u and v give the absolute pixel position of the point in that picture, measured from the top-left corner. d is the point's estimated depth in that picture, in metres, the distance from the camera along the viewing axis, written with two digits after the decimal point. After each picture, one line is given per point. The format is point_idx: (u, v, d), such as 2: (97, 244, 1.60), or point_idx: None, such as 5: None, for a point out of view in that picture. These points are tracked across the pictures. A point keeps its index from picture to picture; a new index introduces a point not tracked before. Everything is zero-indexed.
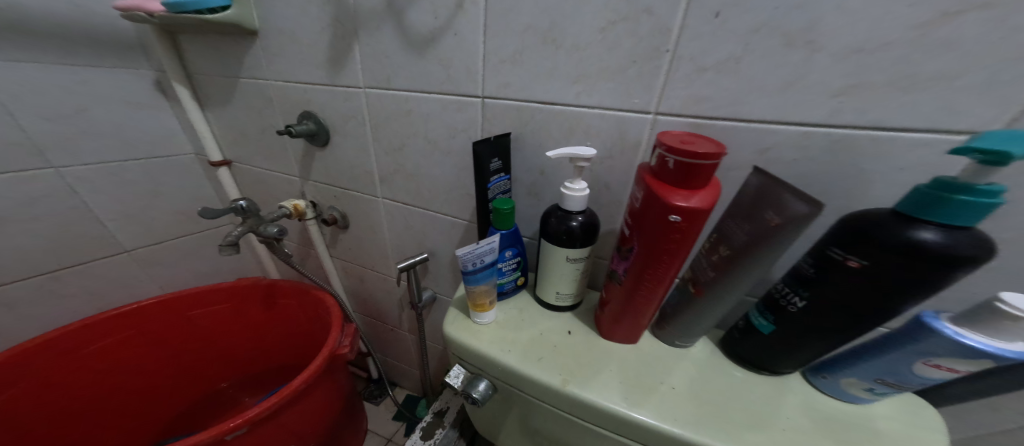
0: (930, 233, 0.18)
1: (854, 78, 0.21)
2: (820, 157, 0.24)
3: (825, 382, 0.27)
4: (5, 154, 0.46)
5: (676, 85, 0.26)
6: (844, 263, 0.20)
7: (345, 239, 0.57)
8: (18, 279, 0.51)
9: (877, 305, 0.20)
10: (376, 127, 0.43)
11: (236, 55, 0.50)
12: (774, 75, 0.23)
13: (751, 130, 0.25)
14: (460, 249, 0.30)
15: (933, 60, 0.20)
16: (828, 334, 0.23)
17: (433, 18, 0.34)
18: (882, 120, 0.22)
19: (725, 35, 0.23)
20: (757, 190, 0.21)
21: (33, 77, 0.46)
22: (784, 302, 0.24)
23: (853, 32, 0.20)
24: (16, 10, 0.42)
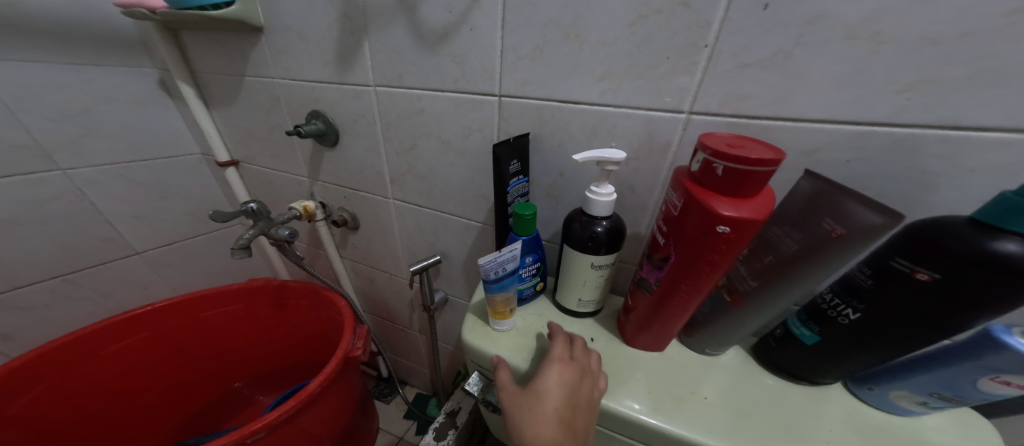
0: (1013, 244, 0.17)
1: (924, 72, 0.20)
2: (872, 159, 0.23)
3: (871, 393, 0.26)
4: (12, 156, 0.45)
5: (714, 82, 0.25)
6: (912, 276, 0.19)
7: (355, 240, 0.57)
8: (30, 283, 0.51)
9: (941, 320, 0.19)
10: (387, 126, 0.42)
11: (241, 52, 0.48)
12: (826, 70, 0.22)
13: (795, 130, 0.24)
14: (482, 258, 0.29)
15: (1017, 52, 0.18)
16: (879, 346, 0.22)
17: (448, 12, 0.32)
18: (947, 118, 0.20)
19: (773, 28, 0.22)
20: (811, 193, 0.21)
21: (38, 77, 0.45)
22: (832, 313, 0.24)
23: (922, 22, 0.19)
24: (18, 7, 0.41)
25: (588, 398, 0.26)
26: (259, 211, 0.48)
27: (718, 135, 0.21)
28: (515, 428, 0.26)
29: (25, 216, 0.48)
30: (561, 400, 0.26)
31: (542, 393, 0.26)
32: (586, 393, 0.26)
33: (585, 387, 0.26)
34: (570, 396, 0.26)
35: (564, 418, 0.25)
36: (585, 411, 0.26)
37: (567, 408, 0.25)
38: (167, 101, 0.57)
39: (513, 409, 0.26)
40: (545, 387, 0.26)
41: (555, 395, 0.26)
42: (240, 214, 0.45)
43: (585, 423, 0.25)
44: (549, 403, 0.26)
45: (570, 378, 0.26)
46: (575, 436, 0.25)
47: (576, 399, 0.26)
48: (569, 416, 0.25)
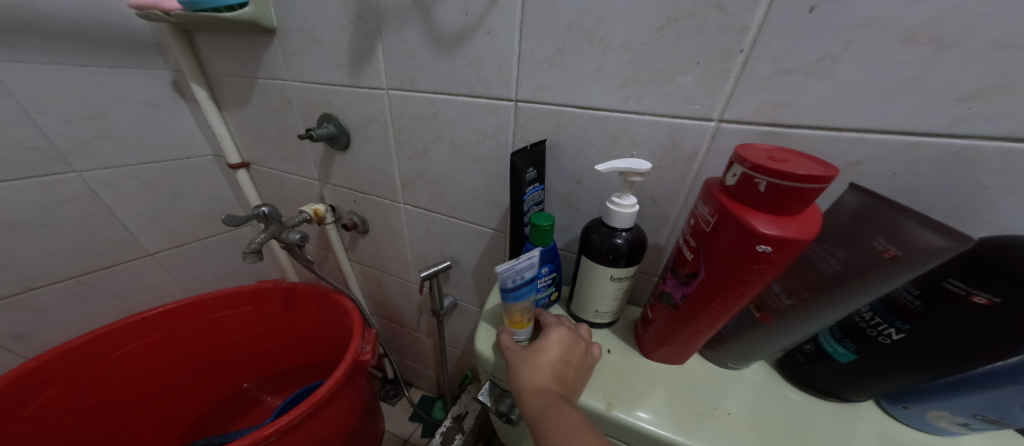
0: None
1: (992, 80, 0.18)
2: (922, 172, 0.22)
3: (906, 412, 0.24)
4: (29, 159, 0.46)
5: (749, 89, 0.24)
6: (968, 299, 0.18)
7: (365, 244, 0.56)
8: (46, 284, 0.51)
9: (994, 345, 0.18)
10: (398, 130, 0.41)
11: (254, 54, 0.48)
12: (877, 77, 0.21)
13: (838, 140, 0.23)
14: (499, 266, 0.27)
15: None
16: (923, 370, 0.21)
17: (465, 15, 0.32)
18: (1002, 128, 0.19)
19: (822, 30, 0.21)
20: (858, 211, 0.20)
21: (53, 79, 0.45)
22: (872, 332, 0.22)
23: (995, 24, 0.18)
24: (37, 9, 0.42)
25: (581, 358, 0.27)
26: (271, 215, 0.48)
27: (759, 148, 0.20)
28: (511, 377, 0.28)
29: (42, 217, 0.48)
30: (556, 354, 0.27)
31: (540, 347, 0.28)
32: (581, 356, 0.28)
33: (580, 349, 0.28)
34: (565, 351, 0.27)
35: (557, 370, 0.26)
36: (578, 369, 0.27)
37: (560, 359, 0.27)
38: (180, 102, 0.57)
39: (513, 361, 0.29)
40: (543, 342, 0.28)
41: (551, 349, 0.27)
42: (252, 218, 0.45)
43: (577, 380, 0.26)
44: (544, 356, 0.27)
45: (567, 338, 0.28)
46: (565, 386, 0.26)
47: (570, 356, 0.27)
48: (562, 370, 0.26)
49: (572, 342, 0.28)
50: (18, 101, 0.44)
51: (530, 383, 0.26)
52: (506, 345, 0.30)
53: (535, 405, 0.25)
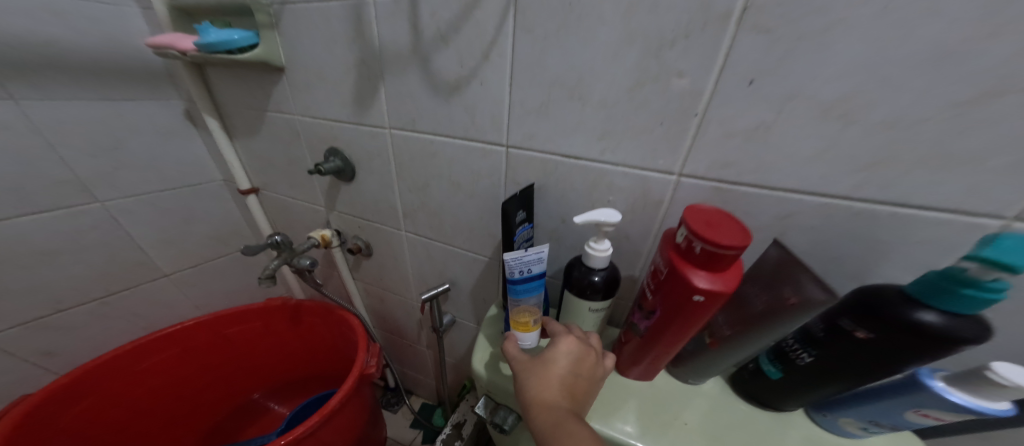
0: (931, 315, 0.20)
1: (883, 153, 0.23)
2: (838, 225, 0.26)
3: (825, 418, 0.28)
4: (56, 191, 0.49)
5: (703, 148, 0.28)
6: (853, 333, 0.22)
7: (368, 266, 0.60)
8: (72, 307, 0.54)
9: (875, 367, 0.22)
10: (400, 166, 0.45)
11: (265, 90, 0.52)
12: (804, 143, 0.25)
13: (771, 196, 0.27)
14: (507, 255, 0.31)
15: (962, 141, 0.21)
16: (831, 385, 0.25)
17: (460, 66, 0.36)
18: (890, 195, 0.24)
19: (758, 100, 0.25)
20: (777, 262, 0.25)
21: (76, 115, 0.48)
22: (792, 355, 0.26)
23: (892, 105, 0.22)
24: (56, 46, 0.45)
25: (591, 371, 0.28)
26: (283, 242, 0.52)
27: (702, 209, 0.24)
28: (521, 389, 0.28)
29: (69, 244, 0.51)
30: (566, 367, 0.28)
31: (549, 358, 0.29)
32: (590, 369, 0.29)
33: (590, 362, 0.29)
34: (574, 364, 0.28)
35: (567, 383, 0.27)
36: (586, 382, 0.28)
37: (571, 373, 0.28)
38: (191, 130, 0.60)
39: (521, 372, 0.29)
40: (553, 353, 0.29)
41: (561, 362, 0.28)
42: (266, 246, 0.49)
43: (584, 393, 0.28)
44: (554, 369, 0.28)
45: (576, 350, 0.29)
46: (574, 400, 0.27)
47: (580, 369, 0.28)
48: (572, 383, 0.27)
49: (582, 354, 0.29)
50: (46, 137, 0.47)
51: (540, 396, 0.27)
52: (512, 355, 0.31)
53: (545, 419, 0.25)
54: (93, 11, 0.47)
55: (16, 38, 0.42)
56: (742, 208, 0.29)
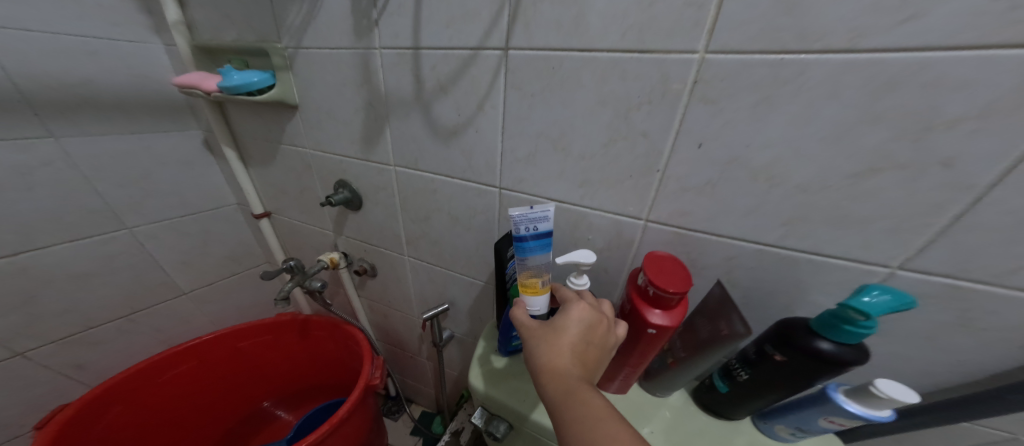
0: (825, 344, 0.28)
1: (799, 213, 0.30)
2: (768, 265, 0.34)
3: (765, 425, 0.35)
4: (91, 221, 0.55)
5: (665, 199, 0.35)
6: (775, 356, 0.31)
7: (372, 285, 0.65)
8: (101, 324, 0.60)
9: (790, 381, 0.31)
10: (404, 199, 0.51)
11: (279, 124, 0.57)
12: (741, 200, 0.32)
13: (718, 242, 0.35)
14: (513, 210, 0.33)
15: (857, 205, 0.28)
16: (762, 396, 0.33)
17: (457, 115, 0.43)
18: (807, 244, 0.31)
19: (707, 161, 0.32)
20: (719, 298, 0.32)
21: (109, 147, 0.54)
22: (734, 372, 0.35)
23: (805, 175, 0.29)
24: (89, 86, 0.51)
25: (601, 339, 0.30)
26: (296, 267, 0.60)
27: (658, 257, 0.32)
28: (532, 356, 0.29)
29: (99, 269, 0.57)
30: (576, 334, 0.29)
31: (560, 327, 0.30)
32: (599, 336, 0.30)
33: (600, 330, 0.30)
34: (585, 332, 0.30)
35: (577, 350, 0.29)
36: (596, 350, 0.29)
37: (581, 341, 0.29)
38: (209, 159, 0.66)
39: (533, 341, 0.30)
40: (564, 323, 0.30)
41: (572, 331, 0.30)
42: (283, 271, 0.58)
43: (596, 359, 0.29)
44: (564, 336, 0.29)
45: (586, 318, 0.30)
46: (585, 367, 0.28)
47: (590, 337, 0.30)
48: (583, 349, 0.29)
49: (592, 323, 0.30)
50: (82, 171, 0.53)
51: (552, 364, 0.28)
52: (522, 323, 0.32)
53: (557, 385, 0.27)
54: (123, 50, 0.54)
55: (53, 77, 0.48)
56: (697, 251, 0.36)
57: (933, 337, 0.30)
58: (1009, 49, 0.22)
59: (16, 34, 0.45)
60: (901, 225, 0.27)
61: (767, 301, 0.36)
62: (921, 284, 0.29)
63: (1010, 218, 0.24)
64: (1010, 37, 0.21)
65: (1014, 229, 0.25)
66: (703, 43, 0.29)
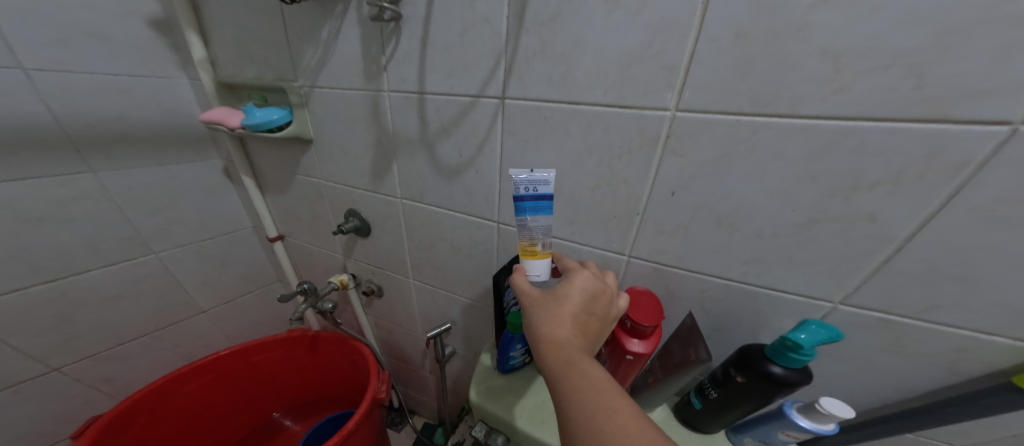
0: (777, 368, 0.36)
1: (755, 254, 0.38)
2: (730, 294, 0.42)
3: (735, 438, 0.42)
4: (123, 248, 0.62)
5: (645, 238, 0.44)
6: (737, 377, 0.39)
7: (379, 305, 0.71)
8: (132, 338, 0.68)
9: (751, 397, 0.38)
10: (410, 229, 0.57)
11: (296, 156, 0.62)
12: (708, 241, 0.40)
13: (692, 277, 0.43)
14: (514, 171, 0.36)
15: (804, 249, 0.36)
16: (729, 411, 0.40)
17: (460, 155, 0.48)
18: (764, 279, 0.39)
19: (679, 206, 0.40)
20: (690, 327, 0.41)
21: (142, 178, 0.62)
22: (706, 391, 0.42)
23: (761, 223, 0.37)
24: (123, 120, 0.58)
25: (603, 309, 0.34)
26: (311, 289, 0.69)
27: (638, 293, 0.40)
28: (537, 324, 0.33)
29: (129, 291, 0.65)
30: (578, 304, 0.33)
31: (563, 297, 0.34)
32: (601, 306, 0.34)
33: (601, 301, 0.35)
34: (586, 303, 0.34)
35: (579, 319, 0.33)
36: (595, 321, 0.33)
37: (583, 312, 0.33)
38: (229, 186, 0.73)
39: (538, 310, 0.34)
40: (567, 294, 0.34)
41: (574, 302, 0.34)
42: (298, 293, 0.68)
43: (595, 328, 0.33)
44: (567, 305, 0.33)
45: (589, 289, 0.35)
46: (585, 335, 0.32)
47: (590, 308, 0.34)
48: (585, 318, 0.33)
49: (592, 297, 0.34)
50: (116, 202, 0.60)
51: (555, 332, 0.32)
52: (528, 293, 0.35)
53: (559, 352, 0.30)
54: (154, 85, 0.60)
55: (92, 113, 0.55)
56: (675, 281, 0.45)
57: (870, 358, 0.38)
58: (918, 122, 0.28)
59: (58, 76, 0.52)
60: (838, 268, 0.35)
61: (735, 326, 0.44)
62: (858, 316, 0.36)
63: (921, 265, 0.31)
64: (917, 111, 0.28)
65: (923, 274, 0.32)
66: (675, 99, 0.36)
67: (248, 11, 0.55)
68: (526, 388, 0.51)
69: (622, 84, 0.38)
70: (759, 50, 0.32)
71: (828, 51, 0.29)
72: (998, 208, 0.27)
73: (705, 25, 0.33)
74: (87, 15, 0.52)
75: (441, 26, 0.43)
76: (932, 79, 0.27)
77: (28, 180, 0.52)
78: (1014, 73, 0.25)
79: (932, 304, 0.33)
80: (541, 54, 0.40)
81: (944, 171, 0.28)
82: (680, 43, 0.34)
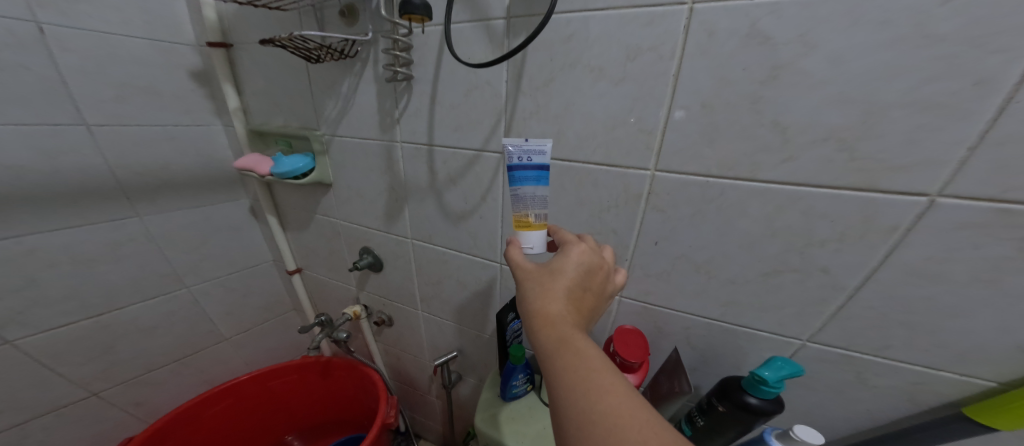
0: (752, 398, 0.40)
1: (730, 299, 0.45)
2: (711, 333, 0.48)
3: None
4: (162, 284, 0.71)
5: (634, 281, 0.50)
6: (719, 407, 0.43)
7: (389, 333, 0.78)
8: (163, 365, 0.75)
9: (732, 425, 0.43)
10: (420, 266, 0.64)
11: (316, 198, 0.69)
12: (688, 285, 0.46)
13: (677, 316, 0.49)
14: (508, 143, 0.41)
15: (773, 293, 0.42)
16: (713, 438, 0.44)
17: (465, 202, 0.54)
18: (741, 319, 0.45)
19: (661, 254, 0.46)
20: (675, 362, 0.47)
21: (179, 219, 0.70)
22: (693, 419, 0.46)
23: (734, 270, 0.43)
24: (167, 170, 0.67)
25: (598, 284, 0.37)
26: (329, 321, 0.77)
27: (625, 331, 0.45)
28: (534, 300, 0.35)
29: (162, 322, 0.73)
30: (572, 278, 0.35)
31: (559, 272, 0.36)
32: (594, 280, 0.37)
33: (596, 275, 0.37)
34: (582, 279, 0.36)
35: (572, 290, 0.35)
36: (589, 297, 0.36)
37: (579, 289, 0.36)
38: (253, 223, 0.81)
39: (535, 285, 0.36)
40: (563, 269, 0.36)
41: (570, 277, 0.36)
42: (316, 325, 0.77)
43: (588, 303, 0.36)
44: (562, 280, 0.35)
45: (584, 263, 0.37)
46: (580, 310, 0.35)
47: (586, 284, 0.36)
48: (578, 290, 0.35)
49: (588, 273, 0.36)
50: (156, 243, 0.68)
51: (550, 308, 0.34)
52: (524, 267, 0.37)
53: (555, 327, 0.33)
54: (193, 134, 0.69)
55: (141, 164, 0.64)
56: (663, 320, 0.50)
57: (842, 388, 0.43)
58: (855, 190, 0.34)
59: (114, 129, 0.60)
60: (803, 310, 0.41)
61: (719, 359, 0.49)
62: (825, 352, 0.42)
63: (870, 311, 0.38)
64: (853, 181, 0.34)
65: (874, 318, 0.38)
66: (653, 160, 0.42)
67: (278, 73, 0.63)
68: (528, 414, 0.55)
69: (609, 145, 0.44)
70: (723, 120, 0.38)
71: (778, 124, 0.36)
72: (928, 266, 0.34)
73: (676, 95, 0.39)
74: (141, 71, 0.61)
75: (448, 88, 0.50)
76: (862, 154, 0.33)
77: (85, 227, 0.60)
78: (924, 153, 0.31)
79: (886, 343, 0.39)
80: (536, 115, 0.47)
81: (880, 233, 0.35)
82: (656, 111, 0.40)
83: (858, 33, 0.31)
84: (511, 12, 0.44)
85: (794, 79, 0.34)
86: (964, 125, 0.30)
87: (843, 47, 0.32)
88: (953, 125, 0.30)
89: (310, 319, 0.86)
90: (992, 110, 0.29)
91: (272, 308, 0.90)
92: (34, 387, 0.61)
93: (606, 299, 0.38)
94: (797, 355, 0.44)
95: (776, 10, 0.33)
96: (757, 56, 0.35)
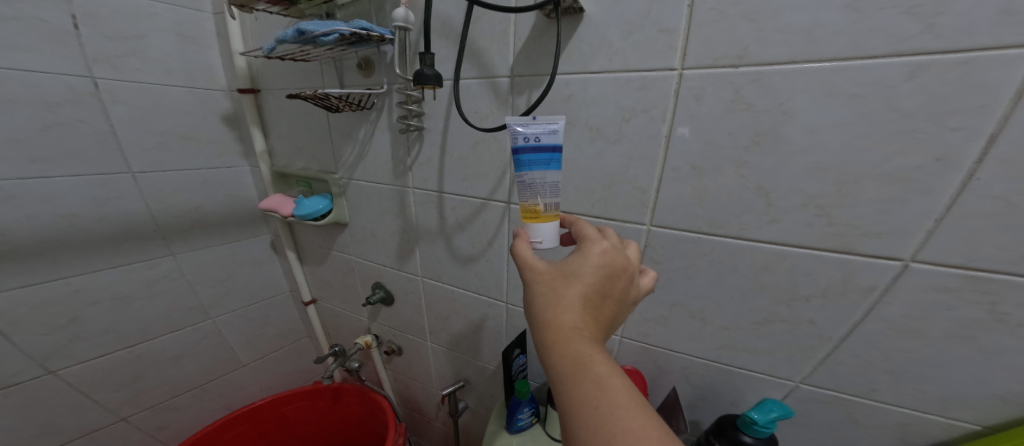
0: (746, 437, 0.42)
1: (725, 343, 0.47)
2: (709, 373, 0.50)
3: None
4: (189, 316, 0.76)
5: (632, 324, 0.53)
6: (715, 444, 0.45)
7: (398, 361, 0.81)
8: (186, 391, 0.79)
9: None
10: (429, 302, 0.67)
11: (333, 236, 0.74)
12: (685, 329, 0.49)
13: (675, 357, 0.51)
14: (514, 122, 0.39)
15: (764, 340, 0.45)
16: None
17: (473, 246, 0.58)
18: (737, 362, 0.47)
19: (658, 299, 0.49)
20: (673, 400, 0.51)
21: (208, 256, 0.76)
22: None
23: (726, 317, 0.46)
24: (199, 211, 0.73)
25: (619, 292, 0.35)
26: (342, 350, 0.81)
27: None
28: (546, 309, 0.33)
29: (188, 351, 0.77)
30: (590, 283, 0.33)
31: (575, 277, 0.34)
32: (615, 286, 0.34)
33: (617, 280, 0.34)
34: (602, 286, 0.34)
35: (590, 299, 0.33)
36: (608, 307, 0.34)
37: (599, 298, 0.33)
38: (274, 256, 0.87)
39: (547, 291, 0.34)
40: (580, 272, 0.34)
41: (588, 283, 0.33)
42: (330, 355, 0.81)
43: (608, 314, 0.34)
44: (579, 287, 0.33)
45: (604, 266, 0.34)
46: (598, 322, 0.33)
47: (606, 291, 0.34)
48: (596, 296, 0.33)
49: (609, 279, 0.34)
50: (187, 278, 0.74)
51: (564, 321, 0.32)
52: (536, 268, 0.36)
53: (571, 345, 0.31)
54: (224, 177, 0.75)
55: (177, 206, 0.70)
56: (662, 360, 0.53)
57: (834, 429, 0.45)
58: (835, 252, 0.38)
59: (155, 175, 0.66)
60: (793, 356, 0.44)
61: (718, 396, 0.51)
62: (818, 394, 0.44)
63: (856, 359, 0.40)
64: (832, 243, 0.37)
65: (861, 366, 0.40)
66: (648, 216, 0.46)
67: (303, 124, 0.69)
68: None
69: (606, 200, 0.48)
70: (710, 181, 0.41)
71: (761, 187, 0.39)
72: (903, 319, 0.37)
73: (668, 156, 0.42)
74: (181, 121, 0.68)
75: (457, 141, 0.54)
76: (838, 219, 0.36)
77: (125, 266, 0.66)
78: (895, 222, 0.34)
79: (872, 387, 0.41)
80: None
81: (859, 290, 0.38)
82: (649, 170, 0.44)
83: (831, 106, 0.34)
84: (514, 72, 0.48)
85: (774, 145, 0.37)
86: (931, 198, 0.33)
87: (818, 118, 0.35)
88: (922, 195, 0.33)
89: (324, 347, 0.90)
90: (955, 185, 0.32)
91: (287, 335, 0.94)
92: (70, 414, 0.65)
93: (627, 304, 0.36)
94: (790, 396, 0.46)
95: (758, 79, 0.36)
96: (741, 122, 0.38)
